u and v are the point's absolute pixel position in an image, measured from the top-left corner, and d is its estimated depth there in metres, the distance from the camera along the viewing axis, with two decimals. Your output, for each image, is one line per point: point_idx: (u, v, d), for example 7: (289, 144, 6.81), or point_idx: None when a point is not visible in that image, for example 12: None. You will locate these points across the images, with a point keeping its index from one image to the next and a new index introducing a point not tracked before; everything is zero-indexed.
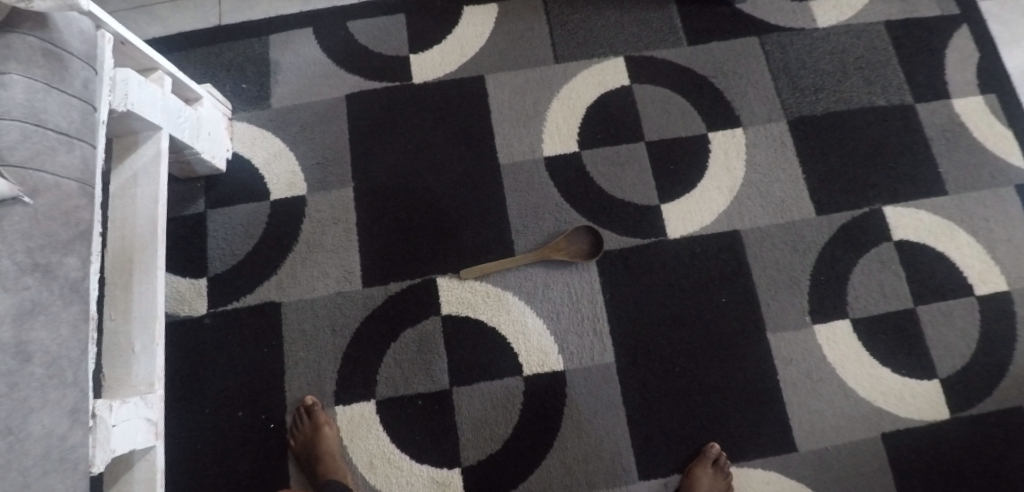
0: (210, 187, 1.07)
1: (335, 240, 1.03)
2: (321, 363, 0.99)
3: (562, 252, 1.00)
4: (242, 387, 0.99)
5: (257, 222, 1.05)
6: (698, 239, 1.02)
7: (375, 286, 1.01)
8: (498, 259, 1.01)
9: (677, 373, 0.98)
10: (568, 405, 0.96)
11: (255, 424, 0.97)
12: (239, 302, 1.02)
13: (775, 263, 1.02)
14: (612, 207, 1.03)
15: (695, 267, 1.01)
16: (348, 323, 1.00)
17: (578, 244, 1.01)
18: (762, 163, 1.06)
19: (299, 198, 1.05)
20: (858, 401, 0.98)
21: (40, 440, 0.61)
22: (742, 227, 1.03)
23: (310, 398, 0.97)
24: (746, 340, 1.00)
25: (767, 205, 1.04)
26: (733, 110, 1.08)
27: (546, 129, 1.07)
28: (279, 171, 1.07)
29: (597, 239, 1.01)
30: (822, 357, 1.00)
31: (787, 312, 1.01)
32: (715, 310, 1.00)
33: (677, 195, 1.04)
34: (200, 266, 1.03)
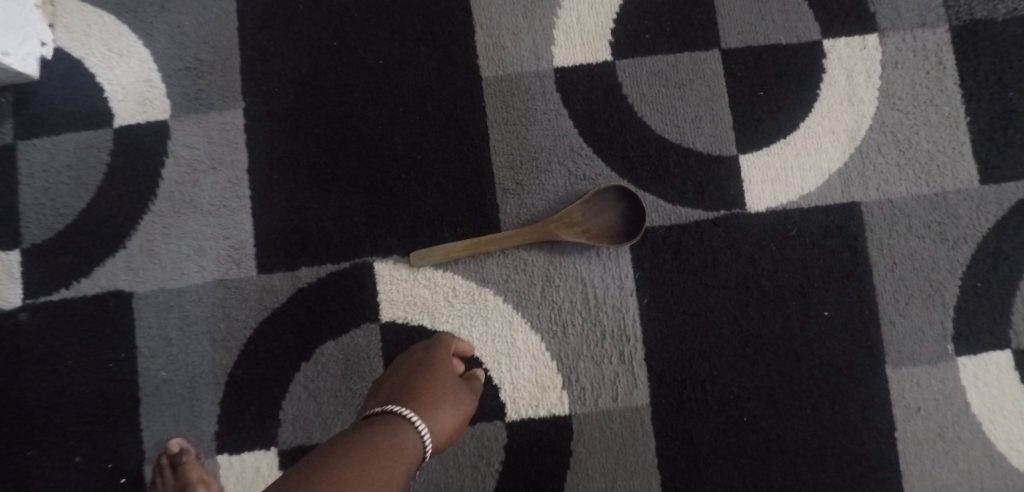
0: (20, 104, 0.67)
1: (216, 197, 0.65)
2: (195, 389, 0.64)
3: (580, 228, 0.62)
4: (78, 421, 0.64)
5: (96, 162, 0.66)
6: (794, 215, 0.64)
7: (276, 272, 0.64)
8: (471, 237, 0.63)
9: (744, 424, 0.63)
10: (575, 468, 0.62)
11: (96, 478, 0.64)
12: (70, 290, 0.65)
13: (909, 260, 0.65)
14: (660, 157, 0.64)
15: (786, 260, 0.64)
16: (236, 330, 0.64)
17: (606, 217, 0.63)
18: (904, 96, 0.66)
19: (159, 126, 0.66)
20: (1010, 475, 0.65)
21: None
22: (864, 199, 0.65)
23: (177, 443, 0.61)
24: (853, 378, 0.64)
25: (906, 166, 0.65)
26: (864, 5, 0.66)
27: (560, 22, 0.65)
28: (129, 80, 0.66)
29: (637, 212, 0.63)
30: (963, 406, 0.65)
31: (919, 336, 0.65)
32: (810, 330, 0.64)
33: (767, 140, 0.64)
34: (7, 231, 0.66)
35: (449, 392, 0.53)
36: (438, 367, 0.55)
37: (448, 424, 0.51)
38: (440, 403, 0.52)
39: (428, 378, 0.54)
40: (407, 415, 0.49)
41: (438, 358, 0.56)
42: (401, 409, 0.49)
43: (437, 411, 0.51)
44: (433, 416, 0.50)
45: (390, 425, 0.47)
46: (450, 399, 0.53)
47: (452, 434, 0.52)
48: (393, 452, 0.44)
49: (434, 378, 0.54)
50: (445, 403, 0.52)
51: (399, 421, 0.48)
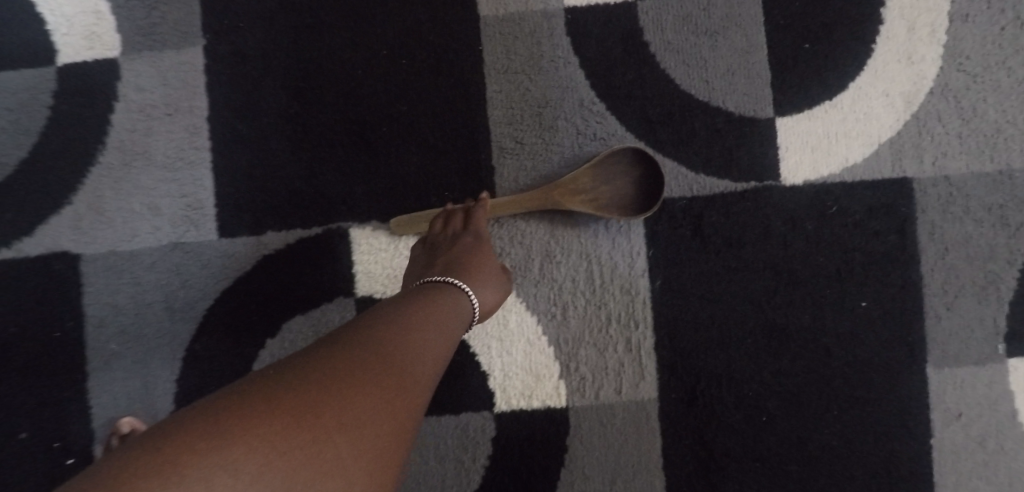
0: None
1: (172, 147, 0.57)
2: (148, 364, 0.57)
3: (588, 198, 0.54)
4: (20, 394, 0.58)
5: (36, 104, 0.58)
6: (834, 190, 0.55)
7: (240, 236, 0.56)
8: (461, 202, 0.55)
9: (762, 424, 0.56)
10: (569, 468, 0.56)
11: (40, 457, 0.57)
12: (10, 249, 0.58)
13: (963, 247, 0.56)
14: (683, 117, 0.55)
15: (821, 242, 0.56)
16: (193, 300, 0.56)
17: (617, 185, 0.54)
18: (973, 55, 0.56)
19: (109, 64, 0.57)
20: None
21: None
22: (916, 174, 0.56)
23: (127, 423, 0.55)
24: (888, 378, 0.57)
25: (967, 137, 0.56)
26: None
27: None
28: (74, 10, 0.58)
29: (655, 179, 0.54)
30: (1012, 415, 0.57)
31: (968, 334, 0.57)
32: (844, 322, 0.56)
33: (808, 100, 0.55)
34: None
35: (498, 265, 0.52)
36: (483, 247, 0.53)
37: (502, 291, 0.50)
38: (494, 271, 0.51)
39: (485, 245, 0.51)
40: (456, 289, 0.46)
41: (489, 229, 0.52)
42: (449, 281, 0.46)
43: (486, 285, 0.48)
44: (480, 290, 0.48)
45: (439, 296, 0.44)
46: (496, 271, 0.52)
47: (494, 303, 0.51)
48: (447, 319, 0.42)
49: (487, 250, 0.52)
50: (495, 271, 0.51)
51: (448, 293, 0.45)
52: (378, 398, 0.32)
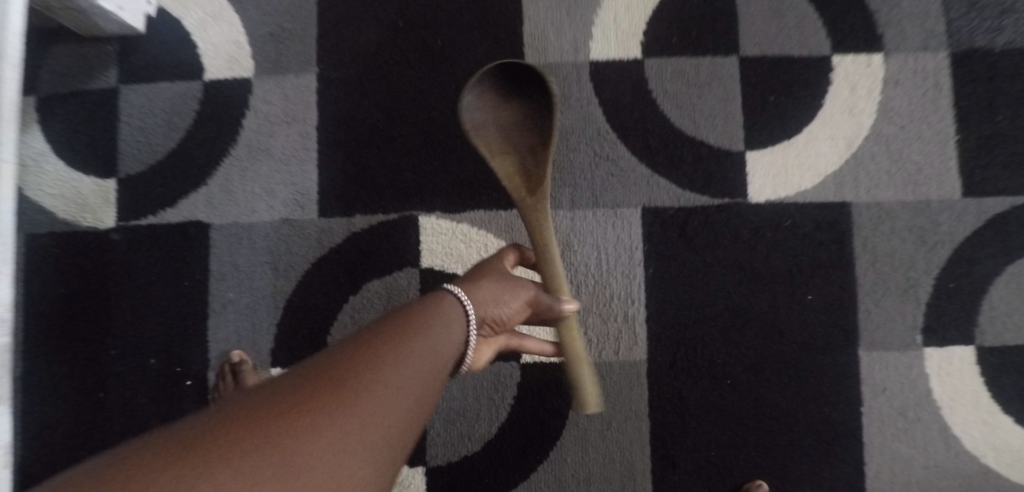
0: (124, 54, 0.77)
1: (287, 146, 0.75)
2: (256, 311, 0.74)
3: (513, 124, 0.63)
4: (155, 329, 0.75)
5: (184, 109, 0.76)
6: (790, 208, 0.72)
7: (334, 217, 0.74)
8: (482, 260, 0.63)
9: (727, 387, 0.72)
10: (575, 409, 0.73)
11: (169, 377, 0.75)
12: (157, 218, 0.76)
13: (889, 258, 0.73)
14: (676, 146, 0.73)
15: (778, 247, 0.72)
16: (295, 263, 0.74)
17: (496, 100, 0.63)
18: (900, 111, 0.73)
19: (243, 81, 0.76)
20: (962, 455, 0.73)
21: None
22: (855, 200, 0.73)
23: (237, 355, 0.73)
24: (828, 356, 0.73)
25: (896, 173, 0.73)
26: (874, 26, 0.74)
27: (598, 20, 0.75)
28: (218, 39, 0.76)
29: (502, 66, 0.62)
30: (925, 392, 0.73)
31: (892, 325, 0.73)
32: (796, 310, 0.72)
33: (772, 139, 0.73)
34: (109, 162, 0.77)
35: (492, 275, 0.60)
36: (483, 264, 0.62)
37: (499, 296, 0.58)
38: (479, 285, 0.58)
39: (476, 271, 0.61)
40: (450, 295, 0.56)
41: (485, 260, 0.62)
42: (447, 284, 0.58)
43: (478, 292, 0.58)
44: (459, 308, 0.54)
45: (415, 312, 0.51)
46: (492, 278, 0.59)
47: (502, 301, 0.58)
48: (425, 345, 0.48)
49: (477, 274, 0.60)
50: (485, 279, 0.59)
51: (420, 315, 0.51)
52: (329, 420, 0.39)
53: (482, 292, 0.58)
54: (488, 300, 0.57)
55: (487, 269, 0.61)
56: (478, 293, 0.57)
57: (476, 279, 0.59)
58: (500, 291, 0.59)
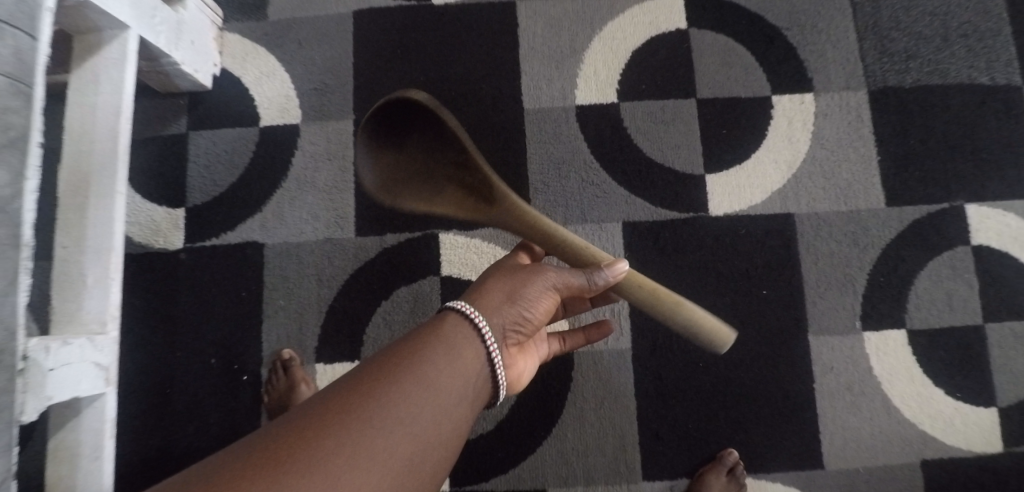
0: (193, 106, 0.93)
1: (329, 179, 0.91)
2: (304, 316, 0.89)
3: (422, 153, 0.67)
4: (217, 333, 0.89)
5: (243, 150, 0.92)
6: (744, 220, 0.89)
7: (369, 236, 0.89)
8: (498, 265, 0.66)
9: (699, 368, 0.87)
10: (573, 392, 0.87)
11: (229, 374, 0.88)
12: (219, 240, 0.91)
13: (829, 257, 0.88)
14: (648, 172, 0.90)
15: (735, 251, 0.88)
16: (336, 275, 0.89)
17: (394, 149, 0.68)
18: (829, 139, 0.90)
19: (292, 126, 0.92)
20: (901, 423, 0.87)
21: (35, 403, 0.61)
22: (797, 212, 0.89)
23: (287, 352, 0.87)
24: (782, 341, 0.87)
25: (830, 189, 0.89)
26: (805, 72, 0.92)
27: (582, 73, 0.93)
28: (272, 93, 0.93)
29: (374, 116, 0.66)
30: (868, 369, 0.87)
31: (835, 314, 0.88)
32: (753, 303, 0.87)
33: (726, 165, 0.90)
34: (178, 194, 0.92)
35: (514, 277, 0.64)
36: (499, 273, 0.65)
37: (523, 295, 0.63)
38: (495, 300, 0.61)
39: (498, 277, 0.64)
40: (467, 320, 0.58)
41: (501, 267, 0.66)
42: (457, 301, 0.60)
43: (499, 304, 0.61)
44: (458, 333, 0.57)
45: (411, 350, 0.54)
46: (514, 278, 0.64)
47: (525, 296, 0.63)
48: (418, 387, 0.52)
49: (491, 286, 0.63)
50: (506, 284, 0.63)
51: (413, 357, 0.54)
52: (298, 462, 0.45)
53: (496, 302, 0.61)
54: (506, 304, 0.61)
55: (508, 270, 0.65)
56: (501, 302, 0.61)
57: (499, 282, 0.63)
58: (521, 289, 0.63)
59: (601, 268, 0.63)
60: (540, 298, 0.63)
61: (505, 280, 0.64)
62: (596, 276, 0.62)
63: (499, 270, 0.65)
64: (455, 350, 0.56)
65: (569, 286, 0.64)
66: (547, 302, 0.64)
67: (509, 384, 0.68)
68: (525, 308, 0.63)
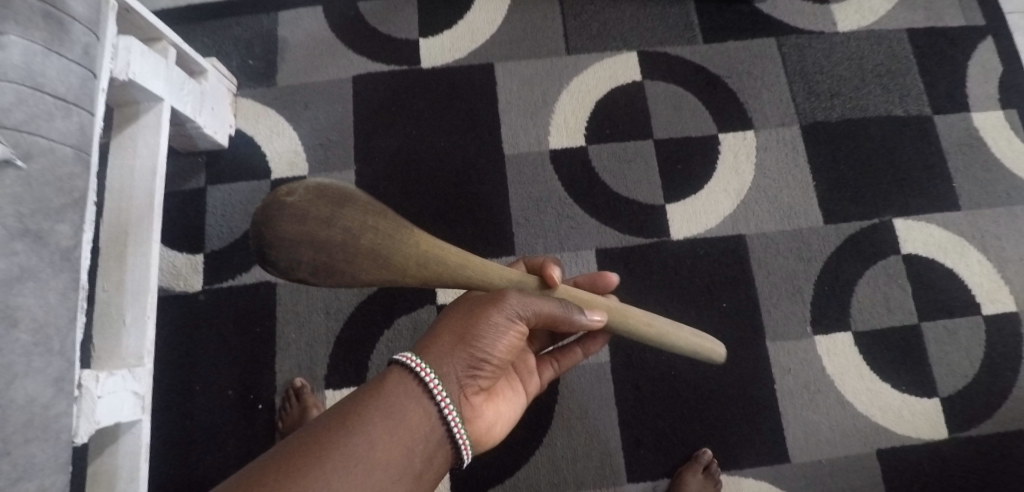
0: (211, 163, 1.05)
1: None
2: (314, 346, 0.98)
3: None
4: (233, 366, 0.97)
5: (257, 200, 1.04)
6: (702, 241, 1.01)
7: None
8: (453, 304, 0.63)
9: (672, 376, 0.97)
10: (561, 403, 0.96)
11: (244, 404, 0.96)
12: (235, 281, 1.00)
13: (779, 271, 1.01)
14: (616, 204, 1.02)
15: (696, 269, 1.00)
16: (343, 307, 0.99)
17: None
18: (770, 169, 1.04)
19: (301, 177, 1.04)
20: (855, 416, 0.97)
21: (87, 427, 0.69)
22: (747, 233, 1.02)
23: (299, 381, 0.95)
24: (743, 348, 0.98)
25: (775, 211, 1.02)
26: (745, 113, 1.07)
27: (554, 121, 1.06)
28: (282, 149, 1.06)
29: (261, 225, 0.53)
30: (821, 369, 0.98)
31: (788, 321, 0.99)
32: (716, 315, 0.99)
33: (683, 195, 1.03)
34: (197, 241, 1.02)
35: (464, 312, 0.60)
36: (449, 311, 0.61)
37: (476, 332, 0.59)
38: (444, 343, 0.58)
39: (448, 318, 0.61)
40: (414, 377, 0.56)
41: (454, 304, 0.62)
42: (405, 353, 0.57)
43: (446, 347, 0.58)
44: (405, 394, 0.55)
45: (357, 414, 0.53)
46: (464, 314, 0.60)
47: (478, 332, 0.59)
48: (358, 456, 0.51)
49: (440, 328, 0.60)
50: (456, 323, 0.60)
51: (355, 421, 0.52)
52: None
53: (445, 345, 0.58)
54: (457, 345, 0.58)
55: (462, 306, 0.61)
56: (450, 345, 0.58)
57: (450, 323, 0.60)
58: (471, 326, 0.59)
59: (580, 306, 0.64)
60: (501, 333, 0.59)
61: (456, 317, 0.60)
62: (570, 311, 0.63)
63: (451, 308, 0.62)
64: (404, 416, 0.54)
65: (531, 314, 0.60)
66: (510, 337, 0.60)
67: (479, 436, 0.63)
68: (482, 346, 0.59)
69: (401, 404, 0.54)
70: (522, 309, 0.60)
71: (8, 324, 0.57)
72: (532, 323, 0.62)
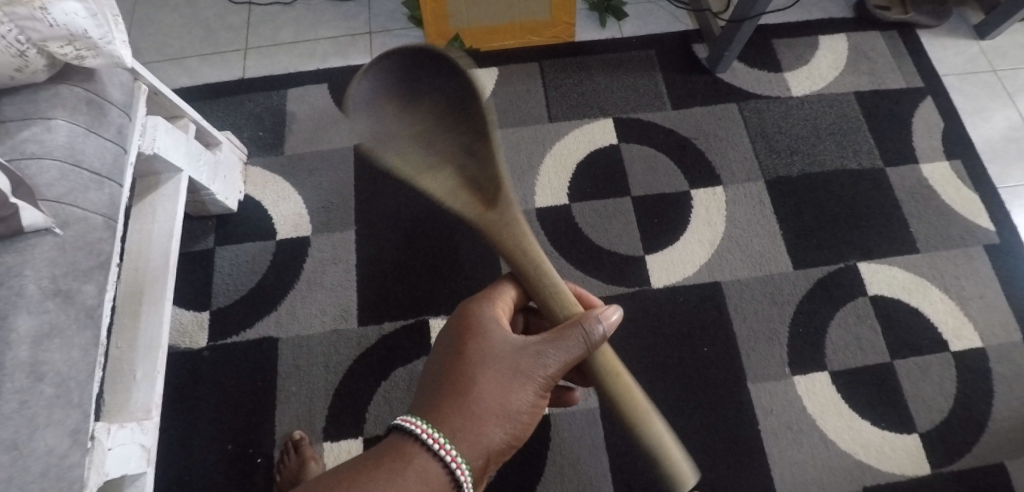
0: (220, 227, 1.13)
1: (335, 280, 1.09)
2: (312, 399, 1.01)
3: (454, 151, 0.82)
4: (234, 421, 1.00)
5: (262, 259, 1.11)
6: (680, 289, 1.07)
7: (369, 325, 1.05)
8: (473, 367, 0.58)
9: (659, 421, 1.00)
10: (553, 450, 0.99)
11: (243, 458, 0.98)
12: (239, 337, 1.05)
13: (754, 314, 1.06)
14: (598, 256, 1.09)
15: (677, 315, 1.06)
16: (342, 360, 1.03)
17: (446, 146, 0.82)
18: (740, 220, 1.13)
19: (304, 238, 1.12)
20: (839, 454, 0.99)
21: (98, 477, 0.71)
22: (723, 279, 1.08)
23: (298, 433, 0.97)
24: (727, 390, 1.02)
25: (747, 258, 1.10)
26: (714, 169, 1.17)
27: (539, 182, 1.15)
28: (287, 212, 1.14)
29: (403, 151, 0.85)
30: (802, 408, 1.01)
31: (768, 362, 1.04)
32: (698, 359, 1.03)
33: (660, 246, 1.10)
34: (204, 300, 1.07)
35: (492, 381, 0.58)
36: (471, 375, 0.58)
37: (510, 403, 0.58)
38: (473, 420, 0.56)
39: (472, 389, 0.57)
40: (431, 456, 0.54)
41: (474, 368, 0.58)
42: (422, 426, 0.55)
43: (474, 425, 0.56)
44: (417, 475, 0.52)
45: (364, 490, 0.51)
46: (492, 383, 0.58)
47: (509, 403, 0.58)
48: None
49: (464, 401, 0.56)
50: (485, 396, 0.57)
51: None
52: None
53: (475, 423, 0.56)
54: (487, 422, 0.56)
55: (487, 370, 0.58)
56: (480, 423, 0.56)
57: (481, 396, 0.57)
58: (503, 399, 0.57)
59: (596, 315, 0.59)
60: (533, 401, 0.59)
61: (484, 388, 0.57)
62: (595, 327, 0.59)
63: (474, 372, 0.58)
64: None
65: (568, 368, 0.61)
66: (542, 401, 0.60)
67: None
68: (516, 418, 0.58)
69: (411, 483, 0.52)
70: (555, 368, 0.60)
71: (35, 378, 0.62)
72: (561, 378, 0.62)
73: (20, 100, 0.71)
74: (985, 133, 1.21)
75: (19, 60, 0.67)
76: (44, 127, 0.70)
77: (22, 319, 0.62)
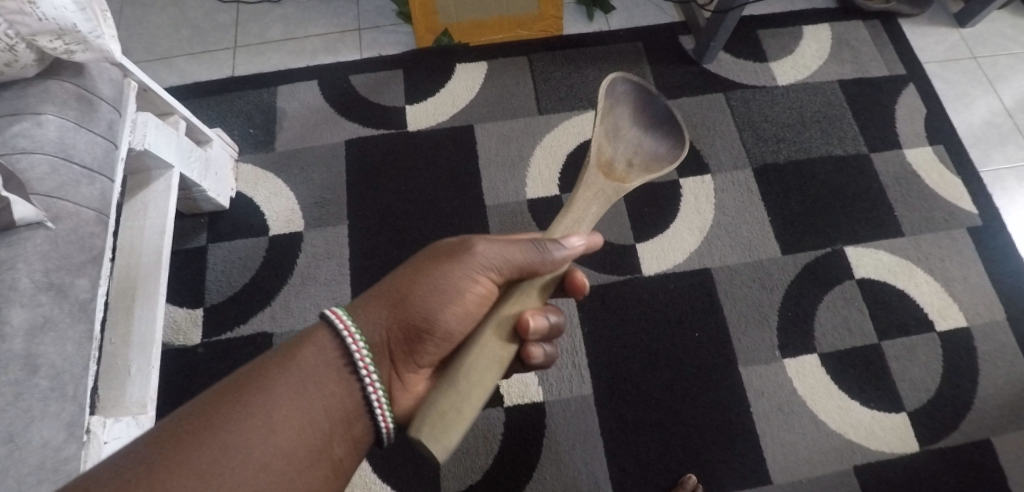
0: (212, 224, 1.13)
1: (328, 274, 1.09)
2: None
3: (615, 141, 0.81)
4: None
5: (255, 255, 1.11)
6: (671, 276, 1.09)
7: None
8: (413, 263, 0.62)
9: (652, 406, 1.02)
10: (549, 437, 1.00)
11: None
12: (233, 333, 1.05)
13: (744, 299, 1.08)
14: None
15: (668, 303, 1.07)
16: None
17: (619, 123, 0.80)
18: (728, 207, 1.14)
19: (296, 233, 1.12)
20: (830, 434, 1.00)
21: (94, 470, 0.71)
22: (713, 266, 1.10)
23: None
24: (719, 375, 1.03)
25: (736, 245, 1.11)
26: (702, 158, 1.18)
27: (529, 173, 1.16)
28: (279, 208, 1.14)
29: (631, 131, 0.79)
30: (793, 390, 1.03)
31: (758, 346, 1.05)
32: (690, 346, 1.05)
33: (651, 235, 1.12)
34: (197, 296, 1.08)
35: (417, 273, 0.61)
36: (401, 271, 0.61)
37: (432, 294, 0.59)
38: (384, 304, 0.59)
39: (394, 280, 0.60)
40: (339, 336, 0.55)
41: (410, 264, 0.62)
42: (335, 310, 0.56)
43: (386, 309, 0.59)
44: (323, 355, 0.54)
45: (270, 373, 0.51)
46: (415, 275, 0.60)
47: (429, 292, 0.60)
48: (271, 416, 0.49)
49: (384, 289, 0.60)
50: (404, 285, 0.60)
51: (267, 381, 0.51)
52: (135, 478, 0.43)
53: (387, 306, 0.59)
54: (402, 307, 0.59)
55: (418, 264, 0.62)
56: (390, 307, 0.59)
57: (400, 284, 0.60)
58: (423, 287, 0.60)
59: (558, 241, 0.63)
60: (458, 291, 0.60)
61: (407, 279, 0.60)
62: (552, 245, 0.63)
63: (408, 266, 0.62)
64: (316, 374, 0.52)
65: (511, 271, 0.61)
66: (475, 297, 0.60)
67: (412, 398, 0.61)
68: (433, 305, 0.59)
69: (320, 364, 0.53)
70: (494, 269, 0.61)
71: (29, 370, 0.62)
72: (505, 277, 0.62)
73: (11, 96, 0.71)
74: (966, 118, 1.23)
75: (9, 55, 0.67)
76: (34, 122, 0.70)
77: (15, 311, 0.62)
